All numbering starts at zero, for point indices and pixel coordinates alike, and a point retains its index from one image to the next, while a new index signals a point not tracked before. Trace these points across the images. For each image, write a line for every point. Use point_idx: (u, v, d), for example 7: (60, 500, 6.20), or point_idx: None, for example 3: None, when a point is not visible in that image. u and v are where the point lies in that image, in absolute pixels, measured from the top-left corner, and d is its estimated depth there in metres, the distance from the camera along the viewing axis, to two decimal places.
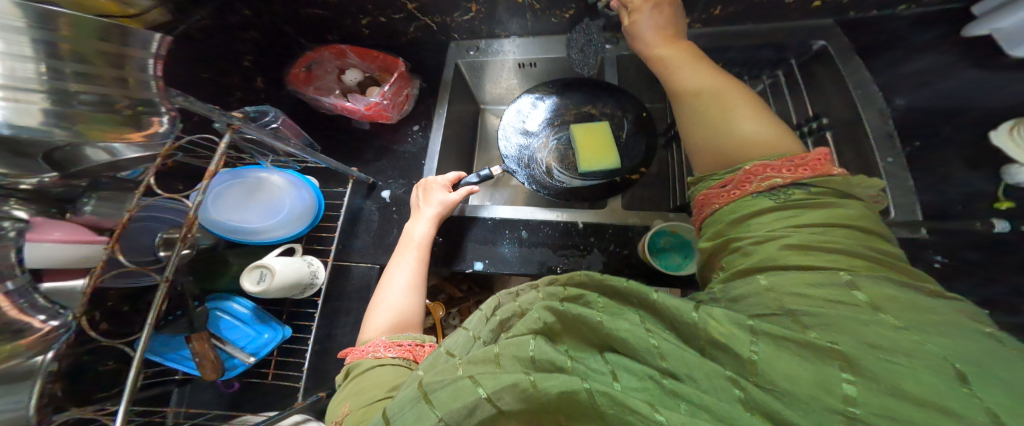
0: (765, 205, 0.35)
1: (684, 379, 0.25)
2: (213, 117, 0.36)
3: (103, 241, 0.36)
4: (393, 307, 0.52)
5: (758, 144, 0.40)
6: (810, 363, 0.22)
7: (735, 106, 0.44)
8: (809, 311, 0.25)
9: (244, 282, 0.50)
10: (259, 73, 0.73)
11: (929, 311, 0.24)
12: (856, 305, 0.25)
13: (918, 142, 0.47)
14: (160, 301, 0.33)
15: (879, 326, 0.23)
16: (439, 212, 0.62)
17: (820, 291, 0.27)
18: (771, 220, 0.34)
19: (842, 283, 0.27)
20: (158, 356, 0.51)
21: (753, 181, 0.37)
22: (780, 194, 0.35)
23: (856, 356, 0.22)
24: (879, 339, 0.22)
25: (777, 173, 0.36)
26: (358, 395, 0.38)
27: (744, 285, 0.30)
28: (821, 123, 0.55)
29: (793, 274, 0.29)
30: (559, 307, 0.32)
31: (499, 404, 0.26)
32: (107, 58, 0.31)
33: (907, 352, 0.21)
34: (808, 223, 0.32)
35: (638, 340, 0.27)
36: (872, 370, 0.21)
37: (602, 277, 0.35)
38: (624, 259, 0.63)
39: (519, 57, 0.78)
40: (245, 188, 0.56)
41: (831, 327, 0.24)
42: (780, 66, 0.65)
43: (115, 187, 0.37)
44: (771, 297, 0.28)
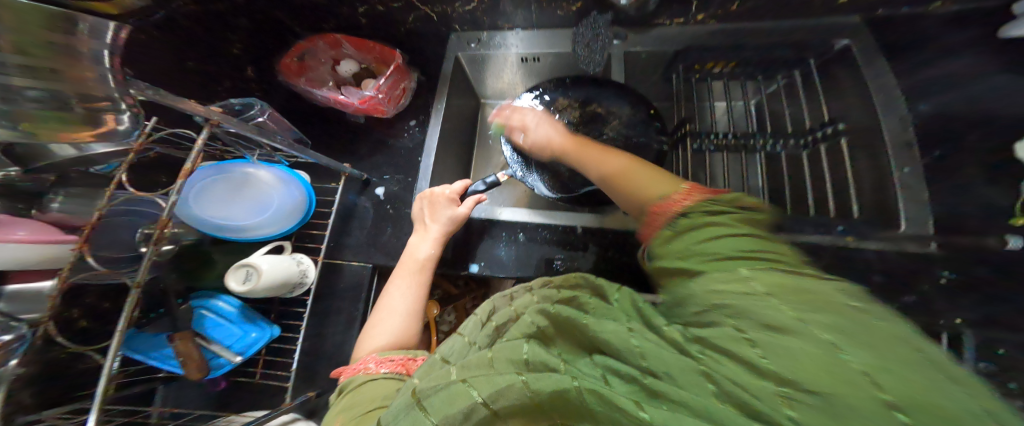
0: (669, 233, 0.38)
1: (662, 376, 0.24)
2: (188, 111, 0.33)
3: (72, 241, 0.33)
4: (389, 333, 0.50)
5: (654, 188, 0.45)
6: (738, 354, 0.23)
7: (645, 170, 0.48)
8: (727, 303, 0.27)
9: (229, 281, 0.48)
10: (252, 63, 0.71)
11: (811, 293, 0.25)
12: (753, 294, 0.27)
13: (938, 152, 0.44)
14: (131, 305, 0.31)
15: (776, 312, 0.24)
16: (446, 230, 0.59)
17: (732, 286, 0.28)
18: (694, 238, 0.36)
19: (741, 278, 0.29)
20: (141, 355, 0.50)
21: (657, 218, 0.41)
22: (681, 222, 0.38)
23: (759, 339, 0.23)
24: (774, 322, 0.24)
25: (674, 203, 0.40)
26: (350, 409, 0.36)
27: (682, 295, 0.32)
28: (837, 129, 0.52)
29: (714, 275, 0.30)
30: (551, 310, 0.35)
31: (493, 407, 0.25)
32: (50, 45, 0.32)
33: (798, 334, 0.22)
34: (720, 241, 0.34)
35: (620, 339, 0.28)
36: (777, 354, 0.21)
37: (594, 279, 0.42)
38: (622, 265, 0.61)
39: (522, 51, 0.75)
40: (229, 184, 0.54)
41: (744, 314, 0.26)
42: (798, 67, 0.61)
43: (85, 183, 0.38)
44: (696, 299, 0.30)
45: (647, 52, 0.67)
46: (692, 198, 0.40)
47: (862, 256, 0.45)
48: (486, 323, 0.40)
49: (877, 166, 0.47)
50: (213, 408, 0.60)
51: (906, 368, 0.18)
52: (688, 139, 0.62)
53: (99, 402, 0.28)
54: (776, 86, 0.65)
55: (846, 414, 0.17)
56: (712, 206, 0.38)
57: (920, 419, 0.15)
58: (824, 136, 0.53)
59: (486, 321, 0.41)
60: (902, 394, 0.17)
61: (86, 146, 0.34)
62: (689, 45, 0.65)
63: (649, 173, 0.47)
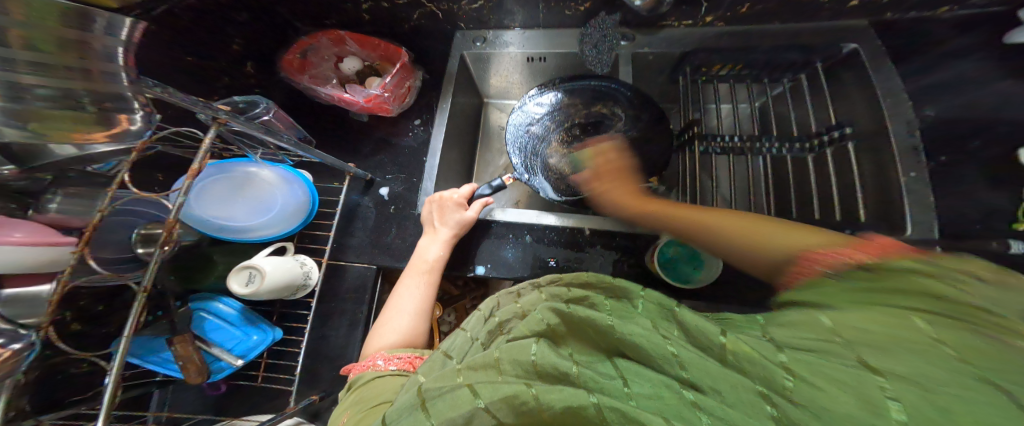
0: (827, 279, 0.33)
1: (708, 392, 0.24)
2: (195, 110, 0.32)
3: (72, 244, 0.32)
4: (397, 331, 0.50)
5: (796, 247, 0.39)
6: (851, 384, 0.21)
7: (761, 225, 0.43)
8: (869, 343, 0.24)
9: (230, 283, 0.47)
10: (252, 59, 0.69)
11: (979, 349, 0.21)
12: (916, 341, 0.23)
13: (943, 157, 0.45)
14: (139, 309, 0.30)
15: (928, 359, 0.21)
16: (455, 233, 0.59)
17: (894, 333, 0.24)
18: (858, 288, 0.29)
19: (908, 325, 0.24)
20: (138, 358, 0.49)
21: (817, 268, 0.35)
22: (843, 270, 0.32)
23: (889, 378, 0.21)
24: (920, 367, 0.21)
25: (838, 257, 0.34)
26: (358, 403, 0.36)
27: (805, 323, 0.28)
28: (845, 134, 0.52)
29: (863, 316, 0.26)
30: (564, 309, 0.33)
31: (497, 416, 0.23)
32: (62, 43, 0.33)
33: (943, 378, 0.20)
34: (898, 289, 0.27)
35: (655, 346, 0.27)
36: (907, 391, 0.19)
37: (612, 280, 0.41)
38: (629, 267, 0.61)
39: (528, 50, 0.74)
40: (232, 183, 0.53)
41: (883, 352, 0.23)
42: (805, 69, 0.61)
43: (82, 183, 0.37)
44: (828, 330, 0.26)
45: (654, 54, 0.68)
46: (868, 254, 0.32)
47: None
48: (489, 319, 0.40)
49: (883, 170, 0.48)
50: (212, 412, 0.59)
51: None
52: (695, 142, 0.61)
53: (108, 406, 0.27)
54: (781, 89, 0.66)
55: None
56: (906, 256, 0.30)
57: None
58: (831, 140, 0.53)
59: (488, 317, 0.41)
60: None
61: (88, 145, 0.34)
62: (697, 48, 0.65)
63: (772, 228, 0.42)
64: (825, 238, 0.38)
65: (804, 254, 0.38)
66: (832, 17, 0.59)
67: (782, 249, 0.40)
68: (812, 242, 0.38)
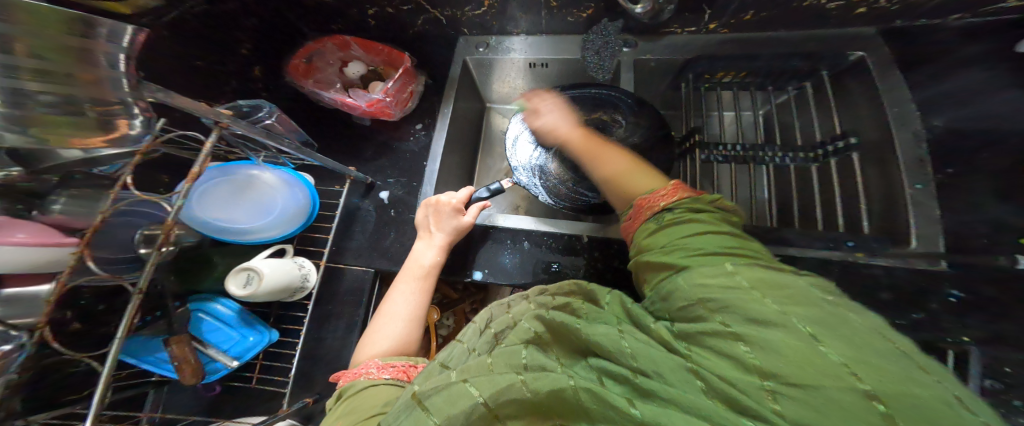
0: (650, 227, 0.39)
1: (653, 375, 0.24)
2: (198, 114, 0.33)
3: (73, 245, 0.33)
4: (390, 337, 0.50)
5: (637, 188, 0.45)
6: (725, 350, 0.23)
7: (643, 174, 0.46)
8: (712, 297, 0.26)
9: (229, 285, 0.47)
10: (259, 63, 0.70)
11: (786, 284, 0.25)
12: (737, 288, 0.25)
13: (950, 169, 0.43)
14: (133, 310, 0.31)
15: (759, 303, 0.23)
16: (449, 239, 0.59)
17: (719, 280, 0.27)
18: (672, 232, 0.36)
19: (726, 271, 0.27)
20: (134, 358, 0.50)
21: (641, 210, 0.41)
22: (663, 216, 0.38)
23: (746, 334, 0.22)
24: (757, 314, 0.23)
25: (658, 199, 0.40)
26: (351, 414, 0.36)
27: (667, 290, 0.31)
28: (849, 144, 0.52)
29: (698, 269, 0.29)
30: (546, 316, 0.35)
31: (493, 407, 0.25)
32: (65, 50, 0.32)
33: (777, 323, 0.22)
34: (696, 232, 0.34)
35: (611, 342, 0.28)
36: (762, 346, 0.21)
37: (585, 285, 0.42)
38: (627, 275, 0.60)
39: (530, 57, 0.75)
40: (233, 186, 0.53)
41: (727, 305, 0.25)
42: (811, 77, 0.61)
43: (87, 185, 0.37)
44: (683, 293, 0.28)
45: (657, 60, 0.68)
46: (676, 195, 0.39)
47: (870, 271, 0.46)
48: (485, 330, 0.40)
49: (888, 182, 0.47)
50: (208, 413, 0.59)
51: (883, 359, 0.18)
52: (695, 150, 0.61)
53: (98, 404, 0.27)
54: (786, 97, 0.65)
55: (829, 410, 0.16)
56: (696, 205, 0.37)
57: (900, 411, 0.15)
58: (836, 150, 0.53)
59: (484, 328, 0.41)
60: (882, 385, 0.16)
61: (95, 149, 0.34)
62: (700, 55, 0.65)
63: (643, 175, 0.46)
64: (657, 184, 0.43)
65: (637, 194, 0.43)
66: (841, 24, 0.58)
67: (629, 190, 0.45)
68: (647, 185, 0.44)
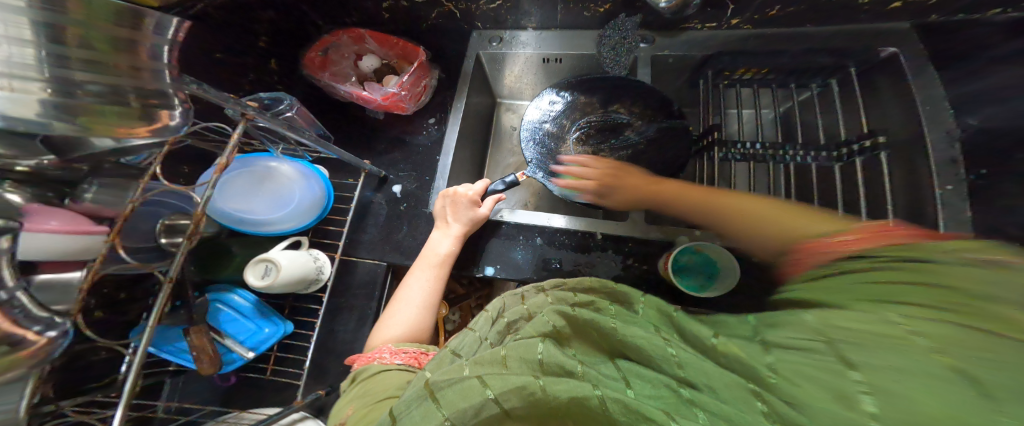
0: (832, 277, 0.32)
1: (702, 388, 0.26)
2: (225, 105, 0.33)
3: (103, 233, 0.33)
4: (404, 323, 0.50)
5: (811, 233, 0.42)
6: (830, 384, 0.22)
7: (778, 213, 0.46)
8: (846, 339, 0.24)
9: (247, 276, 0.48)
10: (275, 55, 0.71)
11: (982, 340, 0.20)
12: (897, 336, 0.22)
13: (984, 170, 0.43)
14: (164, 300, 0.31)
15: (914, 355, 0.21)
16: (466, 230, 0.59)
17: (868, 326, 0.24)
18: (863, 287, 0.29)
19: (892, 320, 0.24)
20: (155, 348, 0.51)
21: (808, 258, 0.38)
22: (850, 265, 0.32)
23: (870, 378, 0.21)
24: (909, 366, 0.20)
25: (845, 244, 0.36)
26: (363, 397, 0.36)
27: (788, 320, 0.28)
28: (877, 143, 0.50)
29: (850, 314, 0.26)
30: (569, 312, 0.34)
31: (506, 405, 0.25)
32: (115, 42, 0.33)
33: (941, 378, 0.19)
34: (902, 285, 0.27)
35: (657, 348, 0.29)
36: (887, 393, 0.19)
37: (613, 286, 0.41)
38: (640, 274, 0.60)
39: (544, 51, 0.74)
40: (253, 177, 0.54)
41: (861, 347, 0.23)
42: (837, 74, 0.59)
43: (116, 174, 0.38)
44: (810, 328, 0.26)
45: (675, 56, 0.67)
46: (867, 242, 0.34)
47: None
48: (497, 319, 0.40)
49: (917, 183, 0.46)
50: (222, 402, 0.60)
51: None
52: (715, 148, 0.60)
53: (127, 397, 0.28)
54: (808, 94, 0.64)
55: None
56: (900, 250, 0.30)
57: None
58: (860, 150, 0.52)
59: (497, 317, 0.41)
60: None
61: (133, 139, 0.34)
62: (720, 51, 0.64)
63: (774, 213, 0.46)
64: (835, 224, 0.40)
65: (800, 238, 0.41)
66: (871, 18, 0.57)
67: (784, 232, 0.43)
68: (820, 226, 0.41)
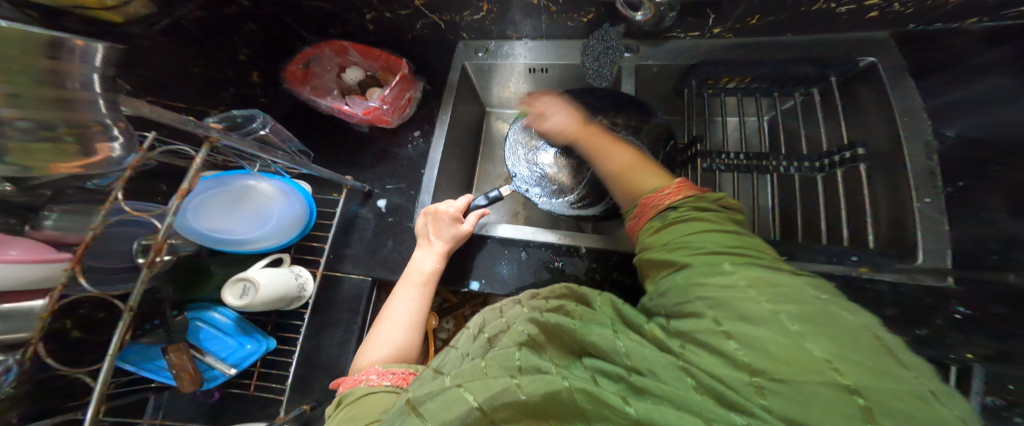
0: (655, 226, 0.41)
1: (646, 373, 0.25)
2: (187, 128, 0.34)
3: (64, 260, 0.33)
4: (389, 345, 0.49)
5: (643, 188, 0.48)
6: (715, 343, 0.24)
7: (645, 173, 0.50)
8: (707, 295, 0.28)
9: (225, 295, 0.48)
10: (256, 68, 0.71)
11: (783, 285, 0.26)
12: (733, 287, 0.27)
13: (961, 182, 0.43)
14: (122, 329, 0.30)
15: (759, 307, 0.25)
16: (449, 247, 0.59)
17: (715, 279, 0.29)
18: (678, 235, 0.37)
19: (725, 269, 0.30)
20: (134, 366, 0.49)
21: (647, 210, 0.44)
22: (666, 215, 0.41)
23: (737, 333, 0.24)
24: (751, 314, 0.24)
25: (666, 197, 0.43)
26: (350, 420, 0.35)
27: (670, 286, 0.32)
28: (856, 154, 0.51)
29: (699, 266, 0.32)
30: (541, 319, 0.34)
31: (489, 412, 0.25)
32: (33, 73, 0.31)
33: (768, 322, 0.23)
34: (707, 239, 0.35)
35: (606, 341, 0.29)
36: (755, 347, 0.22)
37: (573, 287, 0.41)
38: (628, 286, 0.60)
39: (530, 62, 0.74)
40: (229, 196, 0.53)
41: (719, 304, 0.27)
42: (818, 83, 0.60)
43: (80, 199, 0.39)
44: (680, 291, 0.30)
45: (659, 65, 0.68)
46: (681, 194, 0.42)
47: (875, 287, 0.45)
48: (479, 335, 0.39)
49: (897, 195, 0.46)
50: (206, 419, 0.59)
51: (861, 355, 0.20)
52: (699, 159, 0.60)
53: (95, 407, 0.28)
54: (793, 103, 0.64)
55: (813, 403, 0.18)
56: (702, 203, 0.40)
57: (878, 405, 0.17)
58: (843, 160, 0.52)
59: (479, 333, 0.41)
60: (862, 382, 0.18)
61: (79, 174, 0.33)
62: (704, 60, 0.65)
63: (644, 173, 0.50)
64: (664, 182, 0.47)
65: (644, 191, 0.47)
66: (851, 28, 0.57)
67: (634, 187, 0.49)
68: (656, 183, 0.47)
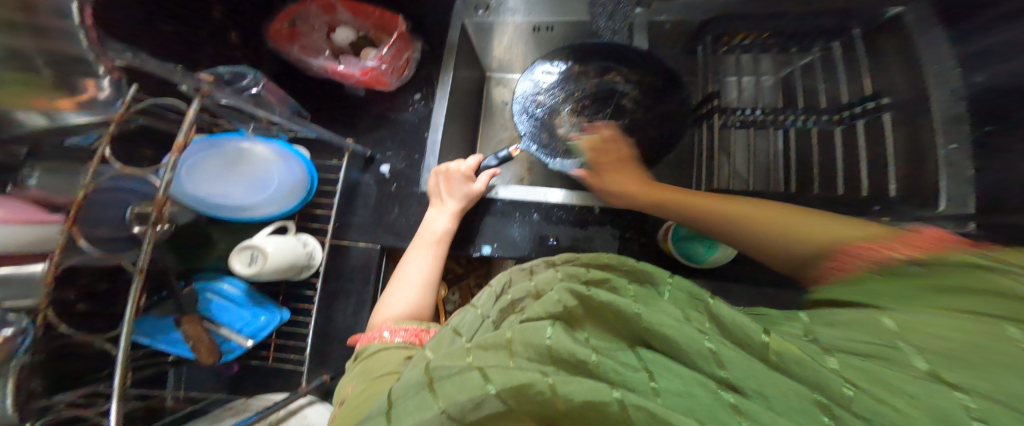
0: (866, 276, 0.32)
1: (749, 394, 0.21)
2: (174, 79, 0.31)
3: (60, 222, 0.31)
4: (405, 301, 0.49)
5: (819, 241, 0.39)
6: (927, 404, 0.18)
7: (803, 219, 0.41)
8: (938, 351, 0.22)
9: (234, 264, 0.47)
10: (235, 28, 0.66)
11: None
12: (995, 349, 0.20)
13: (987, 127, 0.42)
14: (136, 290, 0.29)
15: (1020, 377, 0.18)
16: (462, 206, 0.57)
17: (953, 333, 0.23)
18: (905, 284, 0.29)
19: (984, 329, 0.22)
20: (148, 338, 0.49)
21: (852, 262, 0.35)
22: (885, 268, 0.32)
23: (977, 402, 0.18)
24: (1010, 386, 0.18)
25: (874, 252, 0.34)
26: (363, 374, 0.35)
27: (859, 320, 0.27)
28: (881, 104, 0.48)
29: (929, 317, 0.25)
30: (585, 293, 0.30)
31: (510, 405, 0.21)
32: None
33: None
34: (962, 290, 0.26)
35: (689, 339, 0.24)
36: (998, 418, 0.16)
37: (634, 263, 0.36)
38: (640, 247, 0.60)
39: (534, 18, 0.69)
40: (224, 159, 0.50)
41: (955, 365, 0.20)
42: (839, 38, 0.56)
43: (59, 156, 0.36)
44: (881, 334, 0.24)
45: (672, 21, 0.64)
46: (901, 245, 0.32)
47: None
48: (501, 297, 0.39)
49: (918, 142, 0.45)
50: (227, 389, 0.60)
51: None
52: (714, 115, 0.59)
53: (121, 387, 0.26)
54: (810, 58, 0.61)
55: None
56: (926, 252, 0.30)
57: None
58: (864, 111, 0.50)
59: (501, 293, 0.40)
60: None
61: (59, 114, 0.33)
62: (720, 14, 0.62)
63: (796, 218, 0.41)
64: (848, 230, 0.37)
65: (832, 245, 0.37)
66: None
67: (799, 238, 0.40)
68: (835, 233, 0.38)
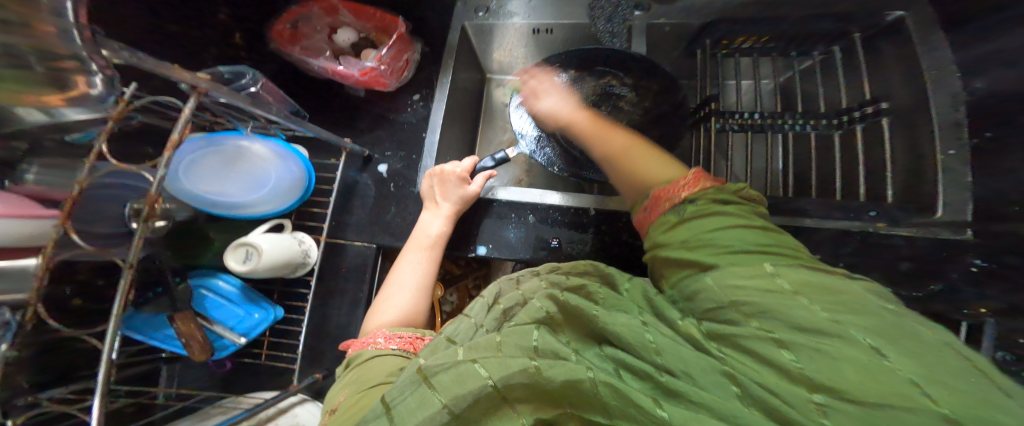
0: (669, 219, 0.38)
1: (679, 375, 0.23)
2: (173, 77, 0.31)
3: (55, 218, 0.32)
4: (398, 308, 0.49)
5: (653, 177, 0.44)
6: (771, 362, 0.22)
7: (657, 161, 0.46)
8: (748, 301, 0.26)
9: (229, 261, 0.47)
10: (239, 29, 0.67)
11: (841, 291, 0.24)
12: (779, 291, 0.25)
13: (988, 133, 0.41)
14: (124, 287, 0.29)
15: (805, 314, 0.23)
16: (457, 208, 0.57)
17: (754, 284, 0.27)
18: (699, 229, 0.35)
19: (767, 274, 0.27)
20: (141, 335, 0.49)
21: (660, 204, 0.40)
22: (678, 211, 0.38)
23: (793, 343, 0.22)
24: (808, 324, 0.22)
25: (680, 189, 0.39)
26: (357, 382, 0.35)
27: (694, 287, 0.31)
28: (879, 109, 0.48)
29: (733, 269, 0.29)
30: (560, 296, 0.32)
31: (507, 394, 0.23)
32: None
33: (830, 334, 0.21)
34: (746, 246, 0.31)
35: (634, 334, 0.27)
36: (814, 359, 0.20)
37: (604, 268, 0.39)
38: (636, 250, 0.59)
39: (533, 21, 0.70)
40: (223, 157, 0.50)
41: (772, 316, 0.24)
42: (839, 41, 0.55)
43: (61, 153, 0.37)
44: (714, 294, 0.28)
45: (671, 24, 0.64)
46: (696, 185, 0.39)
47: (890, 241, 0.45)
48: (493, 306, 0.37)
49: (917, 147, 0.44)
50: (219, 387, 0.60)
51: (951, 377, 0.17)
52: (711, 119, 0.58)
53: (104, 383, 0.26)
54: (810, 62, 0.60)
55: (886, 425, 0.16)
56: (719, 196, 0.37)
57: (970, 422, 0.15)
58: (861, 117, 0.49)
59: (493, 303, 0.39)
60: (954, 404, 0.16)
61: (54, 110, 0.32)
62: (720, 17, 0.61)
63: (658, 160, 0.47)
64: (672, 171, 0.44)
65: (655, 179, 0.43)
66: None
67: (644, 173, 0.45)
68: (664, 172, 0.44)
